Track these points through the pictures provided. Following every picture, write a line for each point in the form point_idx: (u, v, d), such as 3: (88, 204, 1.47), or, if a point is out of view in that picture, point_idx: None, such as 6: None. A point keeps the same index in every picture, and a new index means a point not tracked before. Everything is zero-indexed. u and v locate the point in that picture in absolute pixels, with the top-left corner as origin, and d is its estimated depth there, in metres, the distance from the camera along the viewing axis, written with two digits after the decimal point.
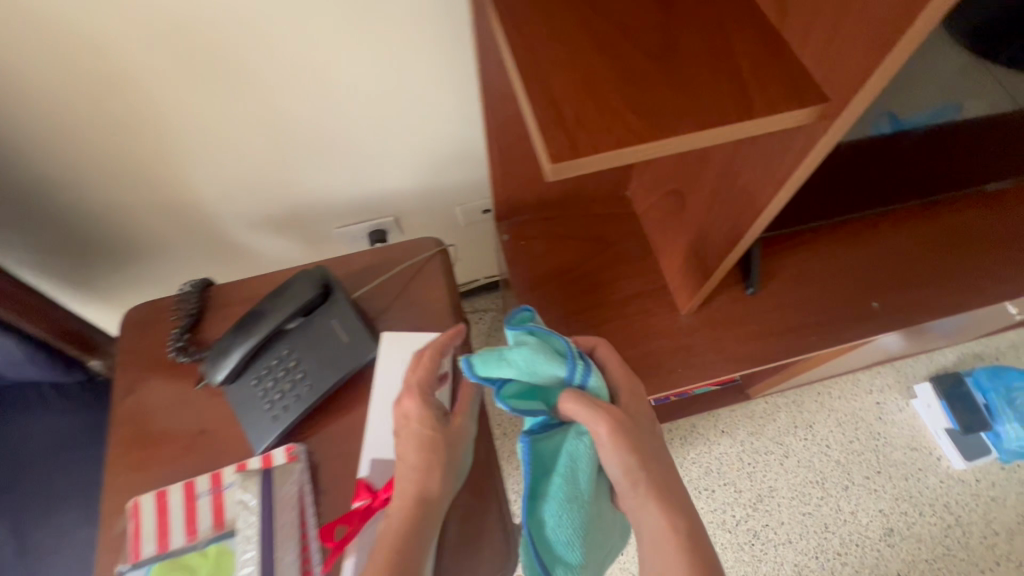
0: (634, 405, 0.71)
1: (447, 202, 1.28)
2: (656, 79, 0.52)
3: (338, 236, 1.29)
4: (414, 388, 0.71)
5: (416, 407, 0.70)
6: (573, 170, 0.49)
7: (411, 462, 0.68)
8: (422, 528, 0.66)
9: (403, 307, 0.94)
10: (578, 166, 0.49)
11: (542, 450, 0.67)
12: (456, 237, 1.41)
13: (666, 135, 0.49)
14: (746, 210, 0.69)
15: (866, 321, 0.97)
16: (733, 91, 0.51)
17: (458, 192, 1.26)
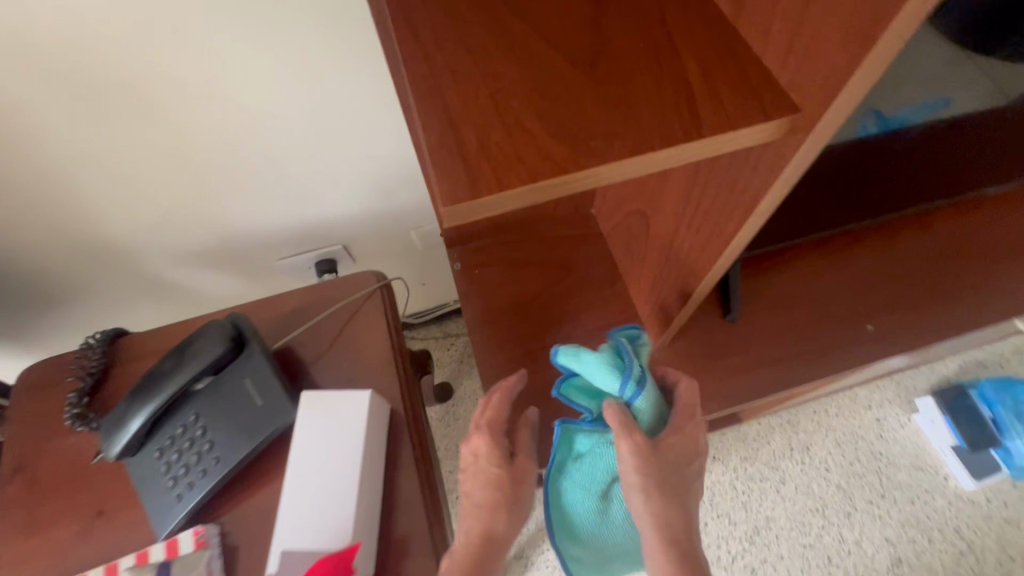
0: (682, 444, 0.64)
1: (400, 227, 1.17)
2: (581, 90, 0.41)
3: (282, 268, 1.17)
4: (482, 428, 0.75)
5: (487, 449, 0.73)
6: (476, 211, 0.38)
7: (476, 500, 0.71)
8: (489, 563, 0.67)
9: (339, 352, 0.83)
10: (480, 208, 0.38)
11: (573, 444, 0.68)
12: (415, 261, 1.31)
13: (592, 161, 0.38)
14: (713, 238, 0.58)
15: (861, 346, 0.86)
16: (677, 101, 0.40)
17: (412, 215, 1.15)
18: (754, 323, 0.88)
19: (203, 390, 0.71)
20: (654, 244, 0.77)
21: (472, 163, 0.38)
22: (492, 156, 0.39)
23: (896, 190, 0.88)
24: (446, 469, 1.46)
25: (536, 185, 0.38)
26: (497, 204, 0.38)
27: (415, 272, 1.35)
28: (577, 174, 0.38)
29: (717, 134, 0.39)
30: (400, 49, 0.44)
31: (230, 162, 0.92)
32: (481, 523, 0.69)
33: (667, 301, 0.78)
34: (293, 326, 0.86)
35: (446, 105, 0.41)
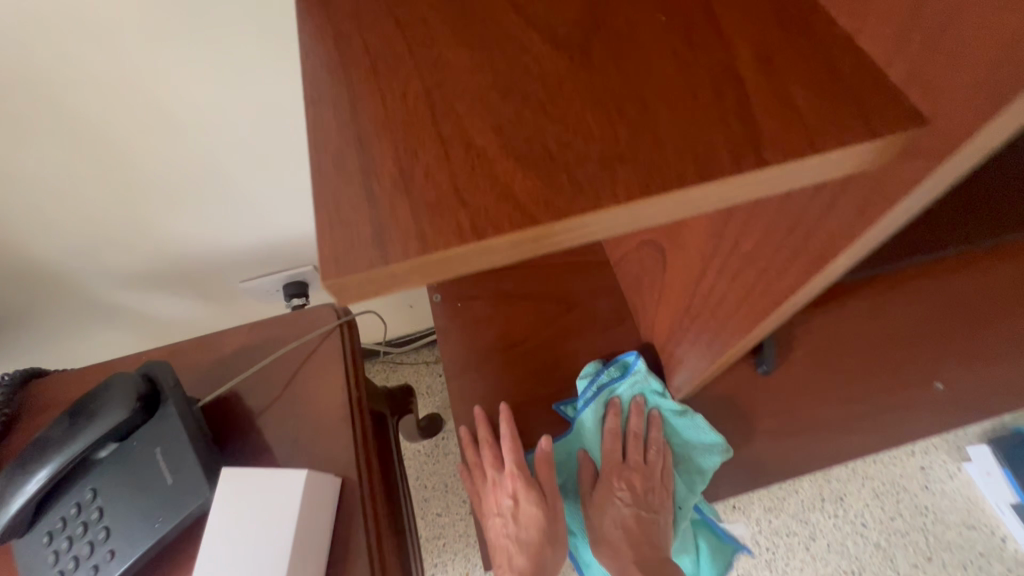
0: (643, 483, 0.66)
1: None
2: (563, 90, 0.26)
3: (247, 291, 0.99)
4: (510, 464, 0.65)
5: (522, 487, 0.64)
6: (381, 285, 0.23)
7: (522, 539, 0.63)
8: None
9: (280, 408, 0.68)
10: (386, 284, 0.23)
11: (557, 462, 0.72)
12: None
13: (576, 205, 0.22)
14: (754, 293, 0.42)
15: (929, 411, 0.69)
16: (719, 106, 0.24)
17: None
18: (793, 378, 0.72)
19: (105, 460, 0.57)
20: (670, 285, 0.61)
21: (375, 209, 0.23)
22: (410, 198, 0.23)
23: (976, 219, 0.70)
24: (433, 512, 1.30)
25: (481, 245, 0.22)
26: (416, 277, 0.23)
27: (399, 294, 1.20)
28: (552, 226, 0.22)
29: (789, 161, 0.23)
30: (300, 36, 0.30)
31: (178, 199, 0.75)
32: (532, 560, 0.63)
33: (686, 358, 0.61)
34: (232, 373, 0.71)
35: (351, 117, 0.26)
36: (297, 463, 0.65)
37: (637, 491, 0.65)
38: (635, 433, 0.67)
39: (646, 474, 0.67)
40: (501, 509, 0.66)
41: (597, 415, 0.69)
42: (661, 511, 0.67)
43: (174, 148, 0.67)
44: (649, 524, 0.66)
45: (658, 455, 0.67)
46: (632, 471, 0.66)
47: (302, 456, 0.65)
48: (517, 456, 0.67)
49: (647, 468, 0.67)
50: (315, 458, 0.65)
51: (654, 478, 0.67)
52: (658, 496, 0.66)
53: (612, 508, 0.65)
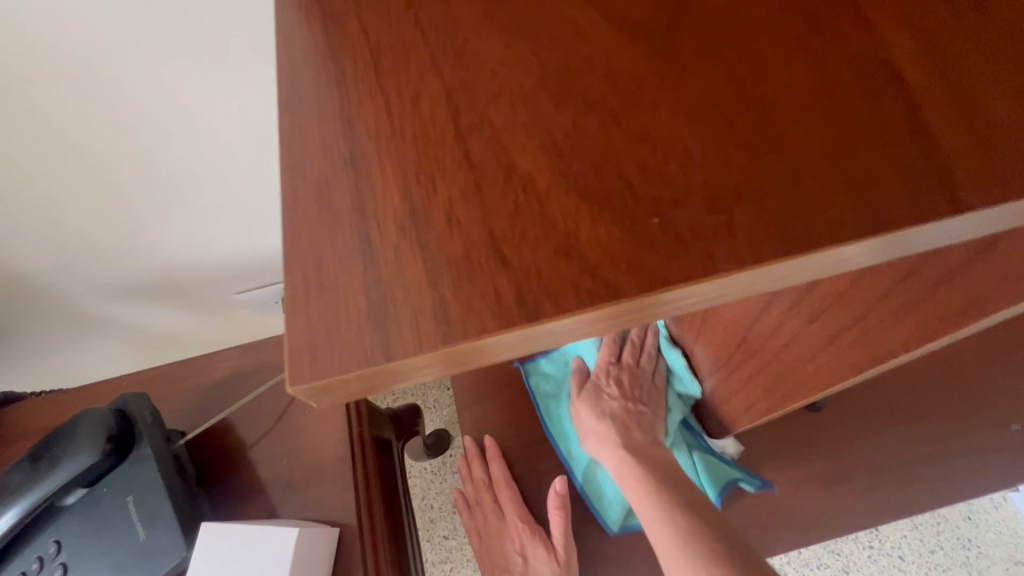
0: (634, 382, 0.56)
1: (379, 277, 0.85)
2: (643, 97, 0.18)
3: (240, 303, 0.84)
4: (512, 511, 0.56)
5: (533, 543, 0.53)
6: (380, 377, 0.15)
7: None
8: None
9: (272, 444, 0.61)
10: (390, 380, 0.15)
11: (545, 375, 0.62)
12: None
13: (678, 271, 0.15)
14: (843, 339, 0.34)
15: (1005, 457, 0.60)
16: (876, 120, 0.17)
17: None
18: (848, 416, 0.63)
19: (74, 508, 0.50)
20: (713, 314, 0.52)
21: (378, 269, 0.16)
22: (427, 254, 0.16)
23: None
24: (440, 534, 1.20)
25: (532, 327, 0.15)
26: (432, 369, 0.15)
27: None
28: (642, 300, 0.15)
29: (995, 203, 0.15)
30: (275, 18, 0.22)
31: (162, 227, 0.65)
32: None
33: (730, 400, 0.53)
34: (221, 404, 0.64)
35: (344, 131, 0.19)
36: (289, 508, 0.57)
37: (627, 387, 0.55)
38: (631, 338, 0.58)
39: (639, 375, 0.56)
40: (511, 568, 0.54)
41: None
42: (653, 408, 0.56)
43: (163, 167, 0.58)
44: (639, 420, 0.54)
45: (651, 360, 0.57)
46: (624, 370, 0.56)
47: (296, 500, 0.57)
48: (522, 507, 0.56)
49: (639, 372, 0.57)
50: (309, 501, 0.57)
51: (647, 383, 0.56)
52: (649, 393, 0.56)
53: (601, 403, 0.55)
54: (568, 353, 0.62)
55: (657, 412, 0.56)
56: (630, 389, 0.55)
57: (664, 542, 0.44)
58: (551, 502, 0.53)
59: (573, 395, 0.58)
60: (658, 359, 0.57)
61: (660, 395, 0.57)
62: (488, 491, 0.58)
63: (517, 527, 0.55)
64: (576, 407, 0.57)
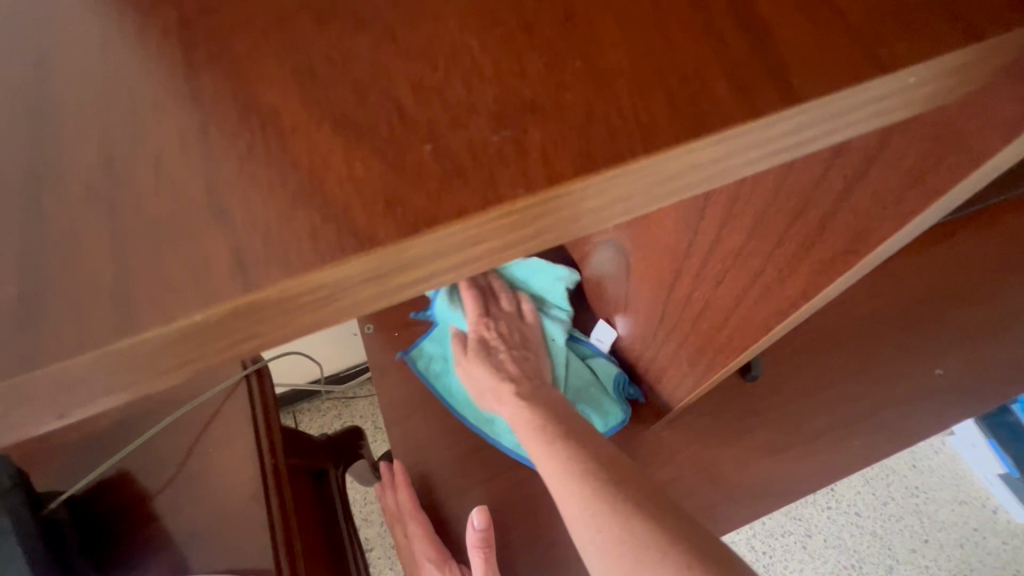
0: (516, 332, 0.56)
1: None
2: (424, 5, 0.14)
3: None
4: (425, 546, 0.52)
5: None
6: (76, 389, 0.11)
7: None
8: None
9: (176, 491, 0.50)
10: (77, 396, 0.11)
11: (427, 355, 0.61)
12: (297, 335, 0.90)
13: (447, 208, 0.11)
14: (750, 298, 0.32)
15: (928, 403, 0.62)
16: (700, 7, 0.14)
17: None
18: (783, 381, 0.63)
19: None
20: None
21: (55, 253, 0.11)
22: (120, 229, 0.11)
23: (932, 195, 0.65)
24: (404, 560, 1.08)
25: (250, 303, 0.11)
26: (140, 375, 0.11)
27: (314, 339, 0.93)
28: (407, 248, 0.11)
29: (834, 92, 0.13)
30: None
31: None
32: None
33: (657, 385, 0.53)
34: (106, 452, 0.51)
35: (35, 78, 0.14)
36: (200, 561, 0.47)
37: (509, 336, 0.55)
38: (487, 291, 0.57)
39: (521, 324, 0.56)
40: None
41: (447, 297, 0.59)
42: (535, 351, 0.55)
43: None
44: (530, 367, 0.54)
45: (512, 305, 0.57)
46: (504, 318, 0.56)
47: (206, 552, 0.48)
48: (433, 540, 0.52)
49: (511, 319, 0.56)
50: (225, 544, 0.48)
51: (522, 326, 0.56)
52: (526, 335, 0.56)
53: (489, 359, 0.53)
54: (441, 328, 0.61)
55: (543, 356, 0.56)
56: (510, 337, 0.55)
57: (558, 480, 0.39)
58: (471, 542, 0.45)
59: (460, 361, 0.55)
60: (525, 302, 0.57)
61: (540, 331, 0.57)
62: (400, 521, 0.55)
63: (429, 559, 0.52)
64: (466, 368, 0.54)
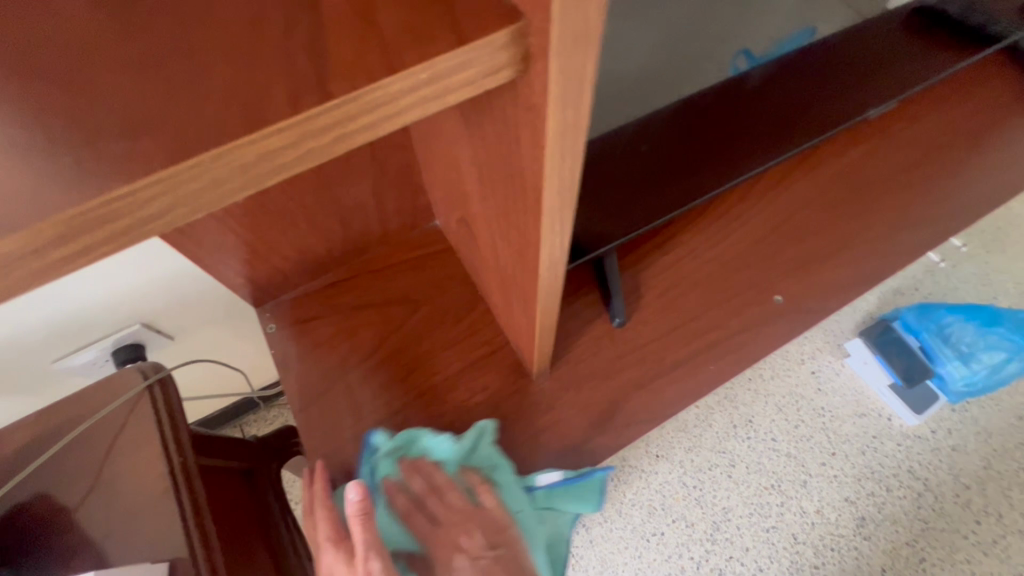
0: (480, 528, 0.57)
1: (215, 305, 0.79)
2: (86, 54, 0.19)
3: (65, 373, 0.74)
4: (326, 538, 0.52)
5: (338, 558, 0.50)
6: None
7: None
8: None
9: (89, 498, 0.53)
10: None
11: None
12: (222, 354, 0.91)
13: (70, 199, 0.17)
14: (524, 249, 0.38)
15: (768, 324, 0.72)
16: (282, 39, 0.20)
17: (185, 313, 0.77)
18: (646, 323, 0.72)
19: None
20: (487, 259, 0.56)
21: None
22: None
23: (759, 149, 0.75)
24: None
25: None
26: None
27: (247, 355, 0.95)
28: (50, 229, 0.17)
29: (358, 90, 0.19)
30: None
31: None
32: None
33: (524, 344, 0.61)
34: (19, 470, 0.55)
35: None
36: (116, 555, 0.51)
37: (474, 536, 0.56)
38: (431, 491, 0.59)
39: (479, 515, 0.58)
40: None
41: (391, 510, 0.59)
42: (507, 536, 0.57)
43: None
44: (504, 564, 0.55)
45: (460, 497, 0.59)
46: (460, 516, 0.57)
47: (122, 545, 0.51)
48: (334, 523, 0.52)
49: (465, 509, 0.58)
50: (135, 539, 0.52)
51: (481, 511, 0.58)
52: (491, 520, 0.57)
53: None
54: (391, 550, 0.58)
55: (512, 540, 0.57)
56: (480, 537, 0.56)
57: None
58: (349, 513, 0.44)
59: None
60: (475, 486, 0.60)
61: (500, 511, 0.58)
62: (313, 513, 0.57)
63: (328, 544, 0.51)
64: None
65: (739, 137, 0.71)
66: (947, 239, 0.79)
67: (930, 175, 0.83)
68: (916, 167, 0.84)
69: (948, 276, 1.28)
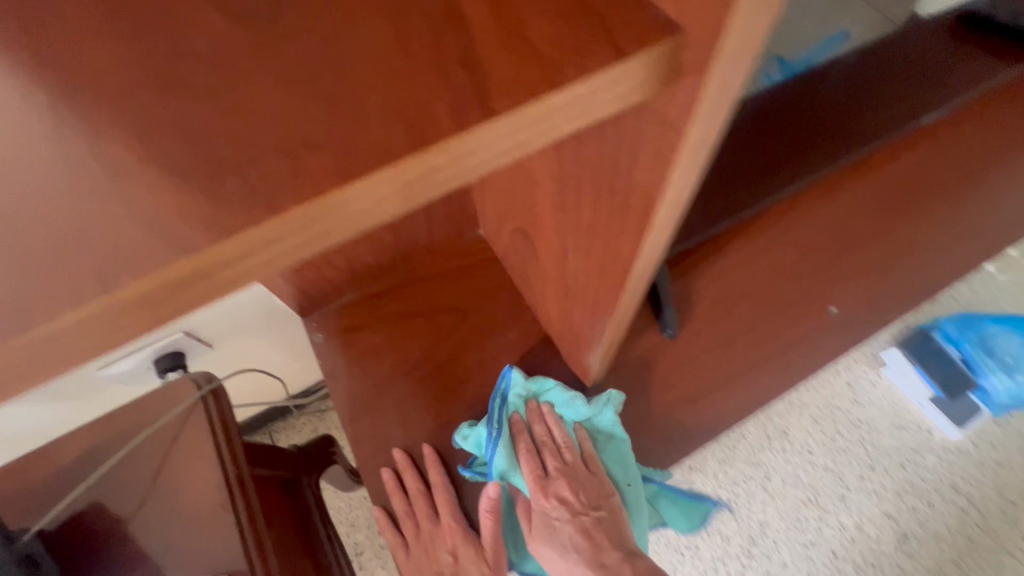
0: (588, 489, 0.60)
1: (257, 314, 0.79)
2: (232, 67, 0.19)
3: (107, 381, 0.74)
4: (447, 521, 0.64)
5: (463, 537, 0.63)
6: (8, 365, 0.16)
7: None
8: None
9: (147, 508, 0.52)
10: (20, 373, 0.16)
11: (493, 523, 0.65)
12: (260, 362, 0.91)
13: (242, 221, 0.16)
14: (607, 262, 0.38)
15: (822, 336, 0.71)
16: (431, 52, 0.19)
17: (228, 321, 0.77)
18: (696, 334, 0.71)
19: None
20: (547, 269, 0.55)
21: None
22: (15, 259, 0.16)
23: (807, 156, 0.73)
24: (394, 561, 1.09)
25: (113, 301, 0.16)
26: (42, 362, 0.16)
27: (281, 364, 0.94)
28: (222, 254, 0.16)
29: (521, 108, 0.18)
30: None
31: None
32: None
33: (580, 355, 0.60)
34: (78, 479, 0.54)
35: None
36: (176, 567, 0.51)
37: (575, 501, 0.60)
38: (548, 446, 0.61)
39: (588, 478, 0.61)
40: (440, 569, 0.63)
41: (507, 453, 0.60)
42: (606, 503, 0.61)
43: None
44: (604, 525, 0.61)
45: (576, 459, 0.61)
46: (572, 477, 0.60)
47: (183, 557, 0.51)
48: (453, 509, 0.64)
49: (574, 471, 0.60)
50: (196, 551, 0.51)
51: (590, 477, 0.61)
52: (595, 486, 0.61)
53: (554, 528, 0.60)
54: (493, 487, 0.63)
55: (614, 504, 0.62)
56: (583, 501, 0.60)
57: None
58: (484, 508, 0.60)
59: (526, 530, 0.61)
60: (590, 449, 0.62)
61: (606, 476, 0.62)
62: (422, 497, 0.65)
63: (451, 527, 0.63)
64: (534, 543, 0.61)
65: (779, 142, 0.69)
66: (1002, 250, 0.77)
67: (982, 183, 0.81)
68: (969, 175, 0.82)
69: (989, 285, 1.25)
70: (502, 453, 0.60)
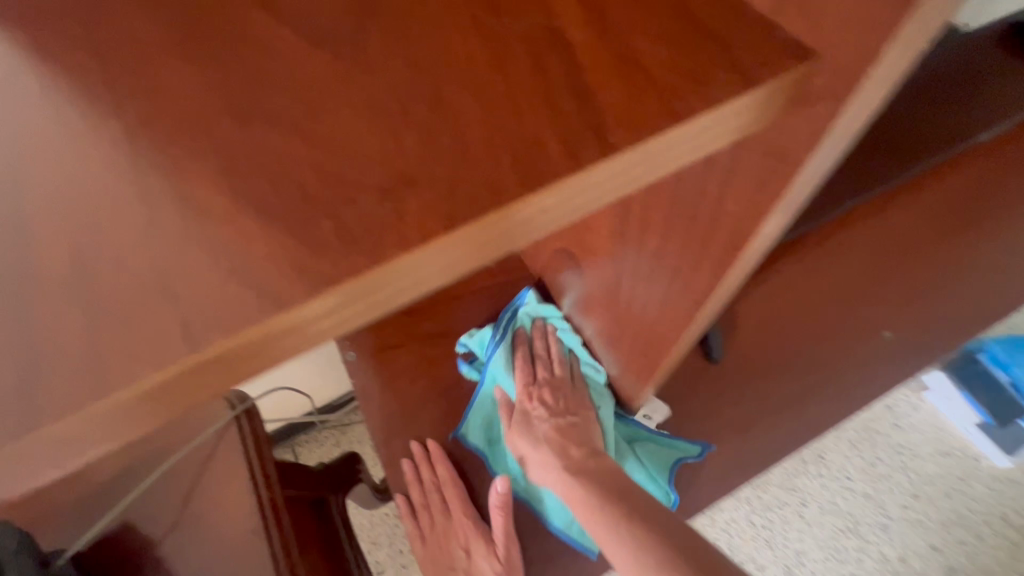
0: (570, 398, 0.62)
1: None
2: (320, 98, 0.17)
3: None
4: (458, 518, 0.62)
5: (476, 535, 0.61)
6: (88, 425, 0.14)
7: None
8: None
9: (179, 533, 0.50)
10: (98, 435, 0.15)
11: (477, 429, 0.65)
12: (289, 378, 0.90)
13: (343, 272, 0.15)
14: (674, 292, 0.35)
15: (874, 362, 0.68)
16: (535, 78, 0.17)
17: None
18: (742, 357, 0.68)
19: None
20: (593, 291, 0.53)
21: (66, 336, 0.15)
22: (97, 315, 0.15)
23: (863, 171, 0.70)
24: None
25: (199, 360, 0.14)
26: (120, 425, 0.15)
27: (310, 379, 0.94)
28: (318, 304, 0.15)
29: (641, 143, 0.16)
30: None
31: None
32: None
33: (625, 379, 0.57)
34: (112, 498, 0.52)
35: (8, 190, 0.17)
36: None
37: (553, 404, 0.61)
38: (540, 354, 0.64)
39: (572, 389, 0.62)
40: (453, 561, 0.62)
41: (505, 354, 0.64)
42: (586, 417, 0.62)
43: None
44: (578, 431, 0.60)
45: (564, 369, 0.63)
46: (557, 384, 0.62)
47: None
48: (466, 506, 0.62)
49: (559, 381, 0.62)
50: None
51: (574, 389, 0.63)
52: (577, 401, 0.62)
53: (532, 424, 0.61)
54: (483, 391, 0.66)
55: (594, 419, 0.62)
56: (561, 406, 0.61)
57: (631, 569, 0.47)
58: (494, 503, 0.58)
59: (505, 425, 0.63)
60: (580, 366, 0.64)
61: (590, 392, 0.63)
62: (435, 492, 0.63)
63: (462, 524, 0.62)
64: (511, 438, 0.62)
65: None
66: None
67: None
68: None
69: None
70: (500, 351, 0.64)
